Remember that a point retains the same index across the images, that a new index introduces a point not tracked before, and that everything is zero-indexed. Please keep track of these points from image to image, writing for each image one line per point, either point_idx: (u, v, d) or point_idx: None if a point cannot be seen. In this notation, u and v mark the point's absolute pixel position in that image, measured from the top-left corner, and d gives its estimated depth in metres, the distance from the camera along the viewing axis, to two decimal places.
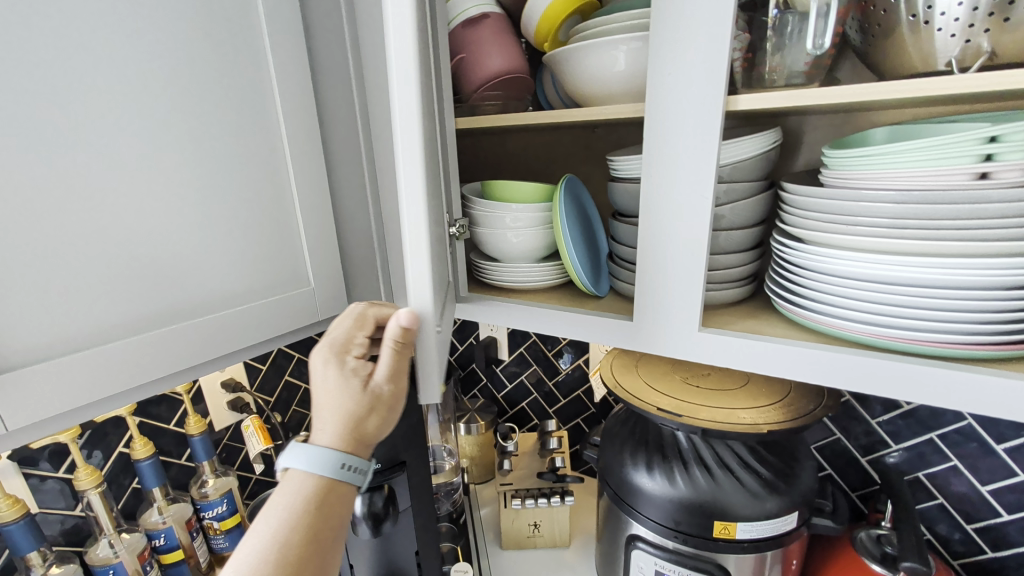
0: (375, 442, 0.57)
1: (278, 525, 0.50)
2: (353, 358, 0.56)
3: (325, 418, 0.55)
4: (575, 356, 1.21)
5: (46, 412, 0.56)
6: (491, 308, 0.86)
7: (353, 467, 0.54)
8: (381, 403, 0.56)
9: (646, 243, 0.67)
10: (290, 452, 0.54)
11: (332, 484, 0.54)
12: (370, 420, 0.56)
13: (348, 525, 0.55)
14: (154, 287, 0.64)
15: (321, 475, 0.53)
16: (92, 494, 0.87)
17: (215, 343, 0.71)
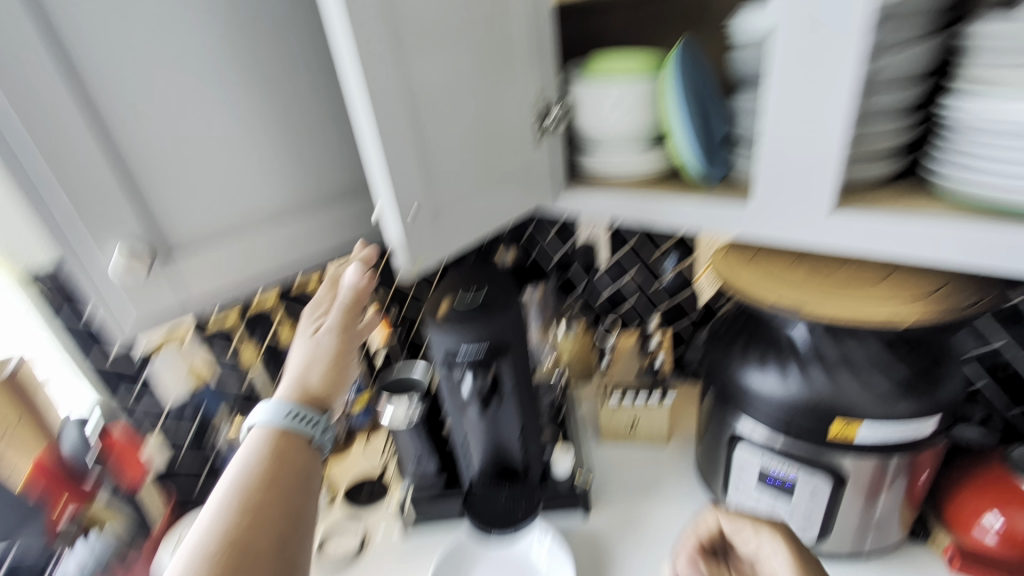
0: (317, 400, 0.74)
1: (240, 475, 0.62)
2: (320, 316, 0.81)
3: (290, 367, 0.77)
4: (681, 258, 1.15)
5: None
6: (593, 202, 0.83)
7: (302, 416, 0.70)
8: (325, 354, 0.77)
9: (774, 115, 0.59)
10: (257, 412, 0.69)
11: (285, 433, 0.67)
12: (324, 374, 0.76)
13: (309, 481, 0.65)
14: (282, 180, 0.70)
15: (274, 424, 0.68)
16: (257, 372, 1.04)
17: (337, 235, 0.77)
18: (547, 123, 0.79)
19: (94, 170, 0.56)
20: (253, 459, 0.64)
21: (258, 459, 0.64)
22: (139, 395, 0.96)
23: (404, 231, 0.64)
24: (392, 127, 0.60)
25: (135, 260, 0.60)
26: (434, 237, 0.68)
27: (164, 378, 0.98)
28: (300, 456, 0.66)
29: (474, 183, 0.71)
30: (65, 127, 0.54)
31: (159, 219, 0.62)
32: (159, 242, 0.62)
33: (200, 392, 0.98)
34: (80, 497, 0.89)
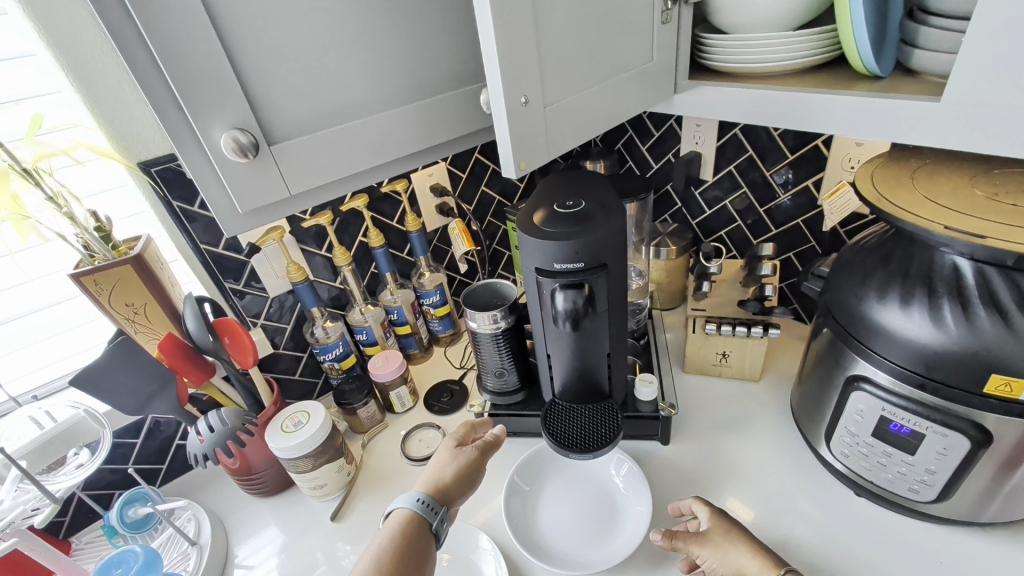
0: (446, 498, 0.77)
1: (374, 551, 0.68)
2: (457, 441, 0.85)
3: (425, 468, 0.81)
4: (802, 177, 1.00)
5: (316, 180, 0.64)
6: (717, 100, 0.72)
7: (428, 504, 0.75)
8: (464, 462, 0.81)
9: None
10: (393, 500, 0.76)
11: (414, 518, 0.73)
12: (455, 472, 0.79)
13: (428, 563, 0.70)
14: (380, 64, 0.65)
15: (406, 507, 0.73)
16: (346, 270, 1.07)
17: (435, 129, 0.73)
18: None
19: (202, 38, 0.51)
20: (386, 541, 0.70)
21: (391, 541, 0.70)
22: (243, 287, 1.02)
23: (512, 123, 0.55)
24: None
25: (241, 139, 0.56)
26: (542, 132, 0.58)
27: (266, 269, 1.03)
28: (426, 548, 0.71)
29: (587, 67, 0.61)
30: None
31: (262, 98, 0.58)
32: (264, 125, 0.58)
33: (297, 285, 1.01)
34: (197, 373, 0.89)
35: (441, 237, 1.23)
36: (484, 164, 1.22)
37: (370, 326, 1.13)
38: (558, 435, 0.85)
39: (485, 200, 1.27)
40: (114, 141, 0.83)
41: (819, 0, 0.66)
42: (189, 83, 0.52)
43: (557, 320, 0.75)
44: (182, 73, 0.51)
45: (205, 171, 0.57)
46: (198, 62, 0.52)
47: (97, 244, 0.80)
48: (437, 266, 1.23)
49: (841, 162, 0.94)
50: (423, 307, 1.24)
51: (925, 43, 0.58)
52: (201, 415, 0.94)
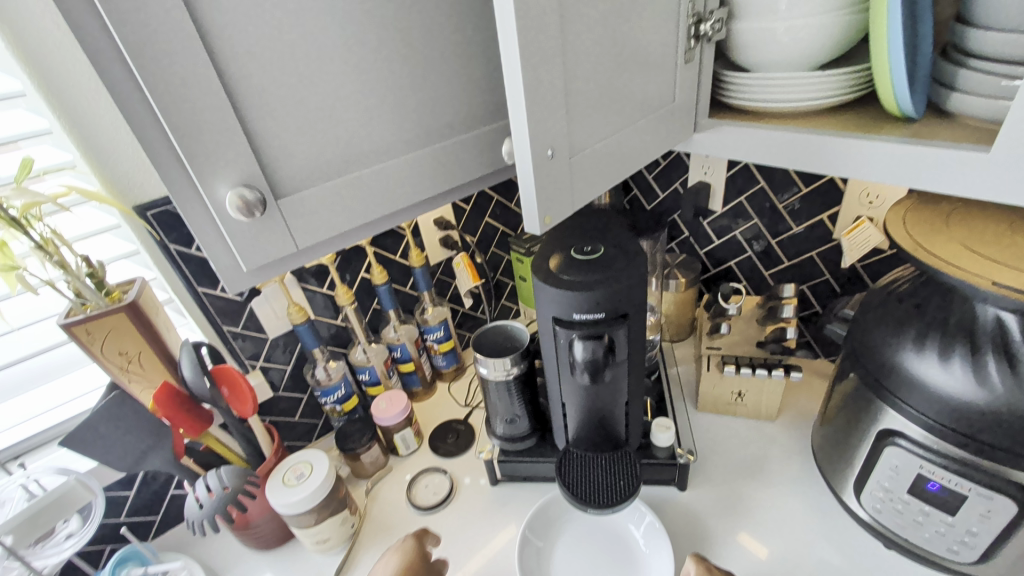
0: None
1: None
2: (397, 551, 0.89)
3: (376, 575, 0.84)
4: (814, 211, 0.98)
5: (324, 232, 0.61)
6: (739, 141, 0.69)
7: None
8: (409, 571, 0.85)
9: None
10: None
11: None
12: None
13: None
14: (389, 106, 0.62)
15: None
16: (348, 309, 1.03)
17: (447, 174, 0.69)
18: (701, 33, 0.65)
19: (206, 91, 0.48)
20: None
21: None
22: (241, 330, 0.98)
23: (537, 178, 0.51)
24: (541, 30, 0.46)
25: (247, 199, 0.53)
26: (567, 184, 0.55)
27: (266, 309, 0.99)
28: None
29: (611, 113, 0.59)
30: (172, 36, 0.45)
31: (269, 150, 0.54)
32: (270, 179, 0.55)
33: (297, 326, 0.97)
34: (196, 427, 0.84)
35: (444, 269, 1.19)
36: (488, 195, 1.18)
37: (373, 365, 1.10)
38: (574, 488, 0.81)
39: (489, 232, 1.23)
40: (106, 184, 0.79)
41: (845, 42, 0.64)
42: (191, 138, 0.49)
43: (574, 369, 0.72)
44: (184, 128, 0.48)
45: (207, 228, 0.54)
46: (200, 116, 0.48)
47: (87, 292, 0.76)
48: (441, 300, 1.19)
49: (857, 198, 0.92)
50: (427, 342, 1.20)
51: (963, 85, 0.56)
52: (200, 469, 0.89)
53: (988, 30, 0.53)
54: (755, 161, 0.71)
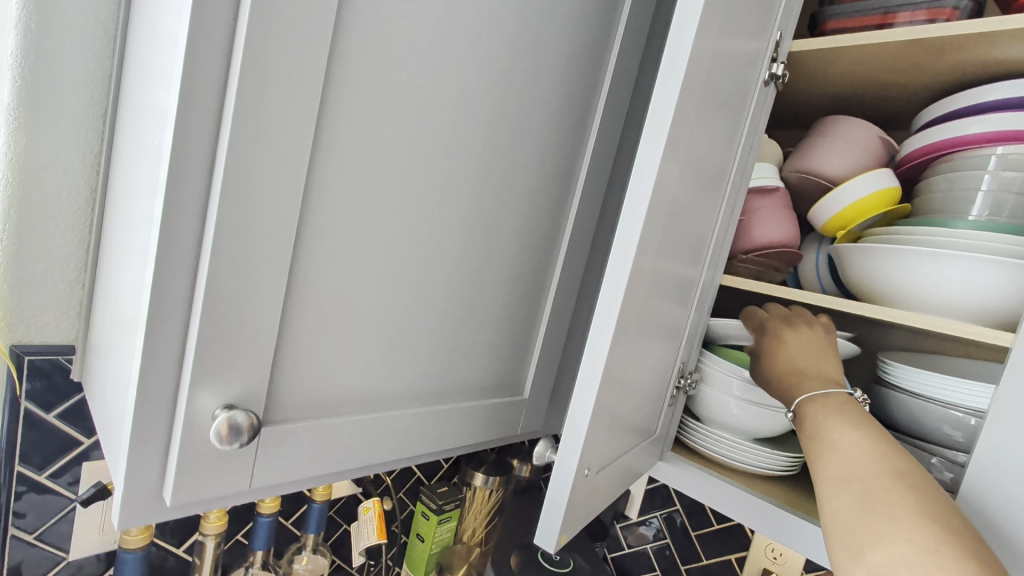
0: None
1: None
2: None
3: None
4: (726, 548, 1.04)
5: (294, 471, 0.50)
6: (700, 481, 0.79)
7: None
8: None
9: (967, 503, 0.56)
10: None
11: None
12: None
13: None
14: (417, 356, 0.59)
15: None
16: (209, 540, 0.79)
17: (438, 436, 0.64)
18: (681, 384, 0.76)
19: (259, 292, 0.43)
20: None
21: None
22: (32, 539, 0.68)
23: (570, 493, 0.49)
24: (616, 361, 0.49)
25: (235, 424, 0.42)
26: (584, 503, 0.53)
27: (90, 521, 0.71)
28: None
29: (624, 433, 0.61)
30: (260, 234, 0.41)
31: (287, 364, 0.47)
32: (270, 401, 0.47)
33: (125, 552, 0.70)
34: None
35: (341, 506, 1.02)
36: None
37: None
38: None
39: (404, 474, 1.11)
40: None
41: (780, 429, 0.81)
42: (214, 330, 0.41)
43: (731, 176, 0.69)
44: (215, 317, 0.41)
45: (156, 426, 0.42)
46: (238, 311, 0.42)
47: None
48: (323, 546, 0.97)
49: (763, 550, 0.99)
50: None
51: None
52: None
53: None
54: (715, 500, 0.78)
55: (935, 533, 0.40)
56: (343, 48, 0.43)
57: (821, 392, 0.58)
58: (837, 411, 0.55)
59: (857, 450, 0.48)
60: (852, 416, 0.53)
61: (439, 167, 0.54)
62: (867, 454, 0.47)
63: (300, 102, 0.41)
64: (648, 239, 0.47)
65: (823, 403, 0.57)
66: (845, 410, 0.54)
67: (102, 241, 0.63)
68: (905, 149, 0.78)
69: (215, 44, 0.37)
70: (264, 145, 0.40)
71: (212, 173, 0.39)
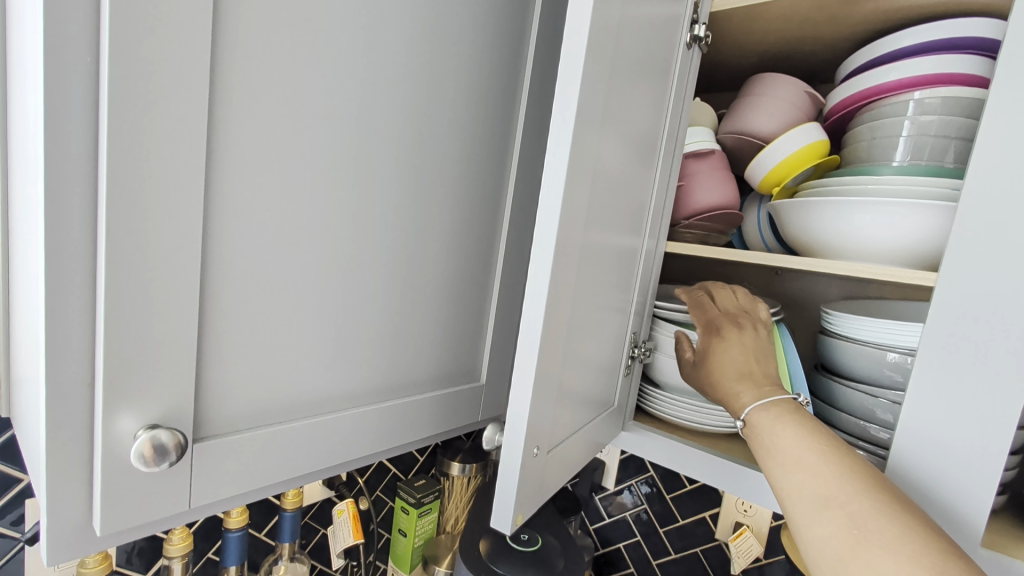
0: None
1: None
2: None
3: None
4: (701, 507, 1.07)
5: (238, 484, 0.48)
6: (662, 446, 0.80)
7: None
8: None
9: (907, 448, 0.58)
10: None
11: None
12: None
13: None
14: (359, 354, 0.58)
15: None
16: (176, 563, 0.76)
17: (394, 431, 0.63)
18: (635, 354, 0.77)
19: (169, 305, 0.41)
20: None
21: None
22: None
23: (520, 474, 0.49)
24: (554, 338, 0.49)
25: (160, 443, 0.41)
26: (540, 481, 0.53)
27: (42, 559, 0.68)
28: None
29: (578, 408, 0.62)
30: (159, 243, 0.39)
31: (213, 375, 0.45)
32: (199, 417, 0.45)
33: None
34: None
35: (315, 511, 1.00)
36: None
37: None
38: None
39: (379, 472, 1.11)
40: None
41: None
42: (125, 349, 0.39)
43: (663, 142, 0.69)
44: (122, 334, 0.39)
45: (74, 455, 0.40)
46: (147, 327, 0.40)
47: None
48: (301, 553, 0.96)
49: (734, 504, 1.03)
50: None
51: None
52: None
53: (844, 410, 0.71)
54: (678, 463, 0.79)
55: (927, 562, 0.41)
56: (228, 40, 0.41)
57: (771, 401, 0.59)
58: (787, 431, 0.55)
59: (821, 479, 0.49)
60: (818, 430, 0.54)
61: (357, 158, 0.52)
62: (842, 476, 0.48)
63: (186, 100, 0.39)
64: (572, 211, 0.47)
65: (773, 419, 0.58)
66: (793, 428, 0.55)
67: (7, 268, 0.60)
68: (831, 102, 0.79)
69: (79, 44, 0.35)
70: (155, 154, 0.38)
71: (95, 184, 0.37)
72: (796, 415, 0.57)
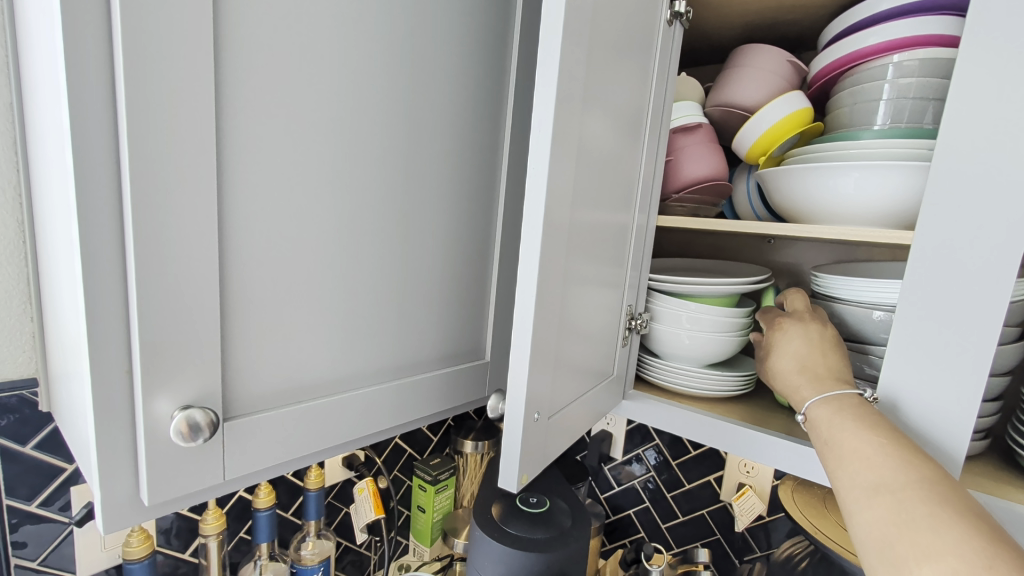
0: None
1: None
2: None
3: None
4: (706, 471, 1.11)
5: (266, 458, 0.53)
6: (663, 412, 0.84)
7: None
8: None
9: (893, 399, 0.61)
10: None
11: None
12: None
13: None
14: (369, 335, 0.62)
15: None
16: (211, 540, 0.82)
17: (406, 407, 0.67)
18: (633, 326, 0.80)
19: (194, 296, 0.45)
20: None
21: None
22: (37, 566, 0.71)
23: (523, 438, 0.53)
24: (548, 310, 0.53)
25: (195, 421, 0.45)
26: (543, 444, 0.57)
27: (91, 541, 0.74)
28: None
29: (578, 378, 0.66)
30: (181, 239, 0.43)
31: (237, 359, 0.50)
32: (226, 398, 0.49)
33: (129, 565, 0.73)
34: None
35: (337, 491, 1.06)
36: None
37: None
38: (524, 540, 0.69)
39: (396, 452, 1.16)
40: None
41: (730, 352, 0.86)
42: (157, 338, 0.43)
43: (649, 119, 0.72)
44: (155, 325, 0.43)
45: (119, 435, 0.44)
46: (175, 317, 0.44)
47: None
48: (327, 530, 1.02)
49: (737, 465, 1.06)
50: None
51: None
52: None
53: None
54: (679, 428, 0.83)
55: (983, 550, 0.40)
56: (230, 47, 0.44)
57: (833, 395, 0.60)
58: (847, 419, 0.57)
59: (880, 466, 0.50)
60: (882, 426, 0.54)
61: (355, 151, 0.55)
62: (899, 464, 0.50)
63: (194, 105, 0.42)
64: (558, 191, 0.50)
65: (831, 409, 0.59)
66: (854, 417, 0.56)
67: (38, 273, 0.64)
68: (813, 69, 0.80)
69: (96, 60, 0.38)
70: (171, 157, 0.41)
71: (120, 189, 0.41)
72: (861, 408, 0.58)
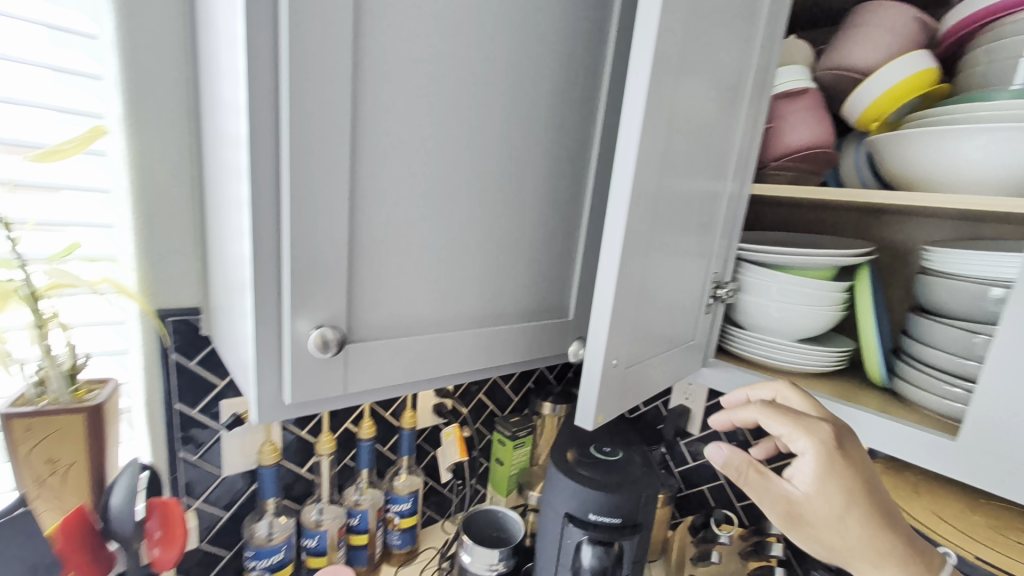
0: None
1: None
2: None
3: None
4: (788, 454, 1.08)
5: (378, 379, 0.62)
6: (743, 383, 0.83)
7: None
8: None
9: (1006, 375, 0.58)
10: None
11: None
12: None
13: None
14: (466, 283, 0.68)
15: None
16: (324, 459, 0.96)
17: (494, 352, 0.74)
18: (718, 294, 0.80)
19: (330, 234, 0.53)
20: None
21: None
22: (196, 459, 0.88)
23: (602, 380, 0.57)
24: (633, 262, 0.56)
25: (327, 338, 0.54)
26: (620, 391, 0.61)
27: (234, 446, 0.90)
28: None
29: (658, 335, 0.68)
30: (322, 184, 0.51)
31: (360, 291, 0.58)
32: (350, 323, 0.58)
33: (263, 468, 0.88)
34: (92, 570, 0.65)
35: (426, 435, 1.17)
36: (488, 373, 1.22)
37: (325, 530, 0.96)
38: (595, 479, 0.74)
39: (479, 406, 1.24)
40: (141, 283, 0.80)
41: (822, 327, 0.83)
42: (301, 265, 0.52)
43: (749, 83, 0.71)
44: (301, 256, 0.52)
45: (270, 344, 0.54)
46: (315, 250, 0.53)
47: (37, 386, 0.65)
48: (416, 468, 1.13)
49: None
50: (387, 514, 1.08)
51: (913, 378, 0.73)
52: None
53: (939, 348, 0.70)
54: None
55: None
56: (366, 18, 0.51)
57: (896, 561, 0.55)
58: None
59: None
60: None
61: (463, 113, 0.61)
62: None
63: (337, 69, 0.49)
64: (650, 147, 0.52)
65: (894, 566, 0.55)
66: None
67: (206, 218, 0.78)
68: (945, 25, 0.74)
69: (266, 31, 0.47)
70: (318, 114, 0.49)
71: (278, 140, 0.49)
72: (914, 560, 0.56)
